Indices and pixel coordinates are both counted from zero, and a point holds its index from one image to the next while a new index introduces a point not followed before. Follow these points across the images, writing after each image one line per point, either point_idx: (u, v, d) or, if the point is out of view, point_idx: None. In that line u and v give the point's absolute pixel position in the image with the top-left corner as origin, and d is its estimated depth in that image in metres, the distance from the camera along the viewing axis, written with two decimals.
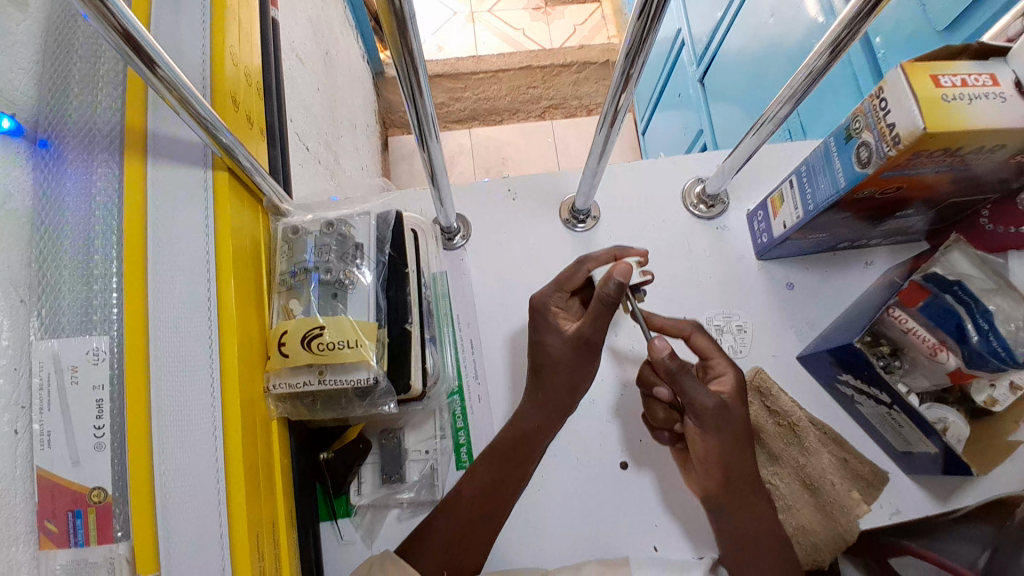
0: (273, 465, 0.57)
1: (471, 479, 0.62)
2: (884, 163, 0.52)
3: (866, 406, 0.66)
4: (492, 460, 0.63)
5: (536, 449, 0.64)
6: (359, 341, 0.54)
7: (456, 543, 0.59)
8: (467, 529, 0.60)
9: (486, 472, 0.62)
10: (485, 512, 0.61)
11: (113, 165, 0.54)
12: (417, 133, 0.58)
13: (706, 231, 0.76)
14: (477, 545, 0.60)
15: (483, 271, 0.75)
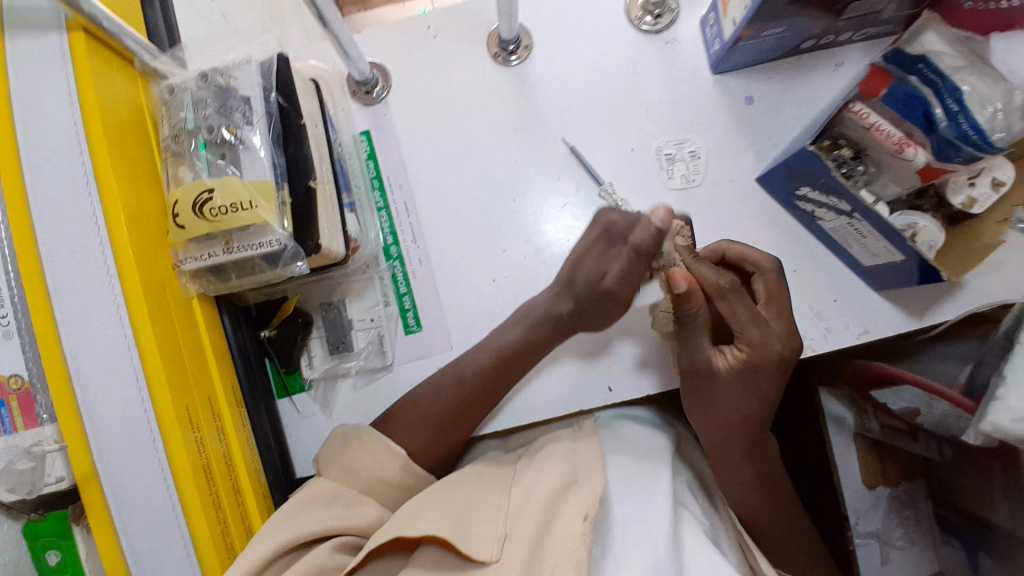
0: (200, 343, 0.56)
1: (454, 381, 0.62)
2: None
3: (828, 220, 0.60)
4: (485, 357, 0.62)
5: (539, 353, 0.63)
6: (253, 202, 0.51)
7: (437, 432, 0.61)
8: (454, 415, 0.62)
9: (477, 375, 0.61)
10: (480, 401, 0.62)
11: None
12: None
13: (654, 48, 0.67)
14: (460, 426, 0.62)
15: (409, 124, 0.68)
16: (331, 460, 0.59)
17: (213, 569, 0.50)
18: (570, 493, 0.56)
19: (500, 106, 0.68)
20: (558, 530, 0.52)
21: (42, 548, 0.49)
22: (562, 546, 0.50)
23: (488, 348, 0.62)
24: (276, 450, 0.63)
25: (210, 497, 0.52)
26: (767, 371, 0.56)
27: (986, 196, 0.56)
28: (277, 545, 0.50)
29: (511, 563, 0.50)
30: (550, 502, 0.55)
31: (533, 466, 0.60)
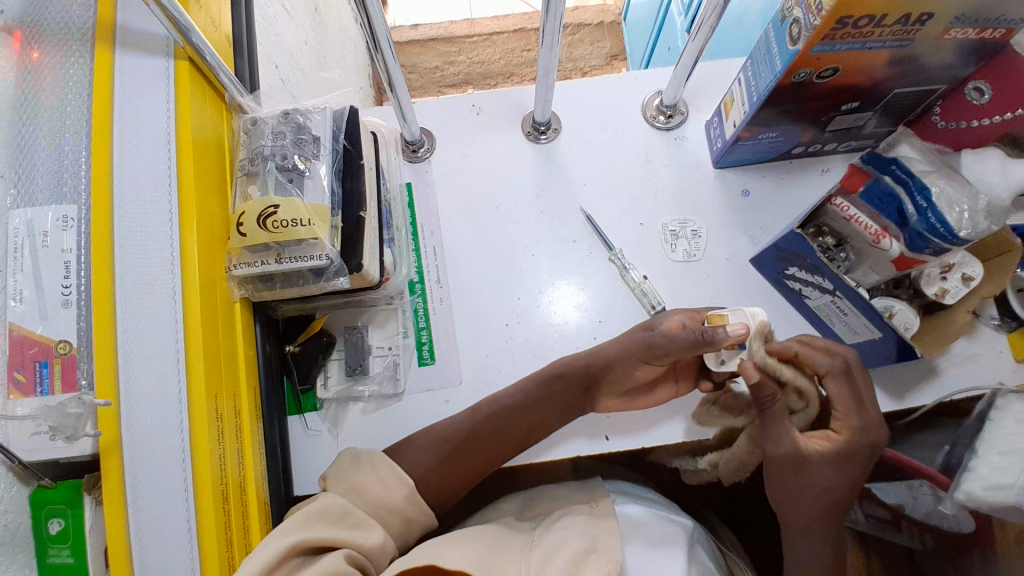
0: (236, 345, 0.61)
1: (472, 416, 0.66)
2: (812, 35, 0.54)
3: (813, 298, 0.67)
4: (507, 399, 0.66)
5: (563, 398, 0.66)
6: (311, 221, 0.58)
7: (451, 455, 0.64)
8: (468, 442, 0.64)
9: (494, 408, 0.66)
10: (496, 433, 0.65)
11: (86, 55, 0.59)
12: (370, 39, 0.61)
13: (665, 141, 0.78)
14: (472, 456, 0.64)
15: (446, 181, 0.77)
16: (337, 476, 0.61)
17: (211, 557, 0.52)
18: (593, 558, 0.61)
19: (528, 176, 0.77)
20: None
21: (47, 514, 0.54)
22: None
23: (514, 384, 0.67)
24: (281, 463, 0.65)
25: (218, 489, 0.54)
26: (858, 459, 0.55)
27: (958, 289, 0.64)
28: (293, 542, 0.52)
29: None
30: (573, 560, 0.60)
31: (552, 533, 0.66)
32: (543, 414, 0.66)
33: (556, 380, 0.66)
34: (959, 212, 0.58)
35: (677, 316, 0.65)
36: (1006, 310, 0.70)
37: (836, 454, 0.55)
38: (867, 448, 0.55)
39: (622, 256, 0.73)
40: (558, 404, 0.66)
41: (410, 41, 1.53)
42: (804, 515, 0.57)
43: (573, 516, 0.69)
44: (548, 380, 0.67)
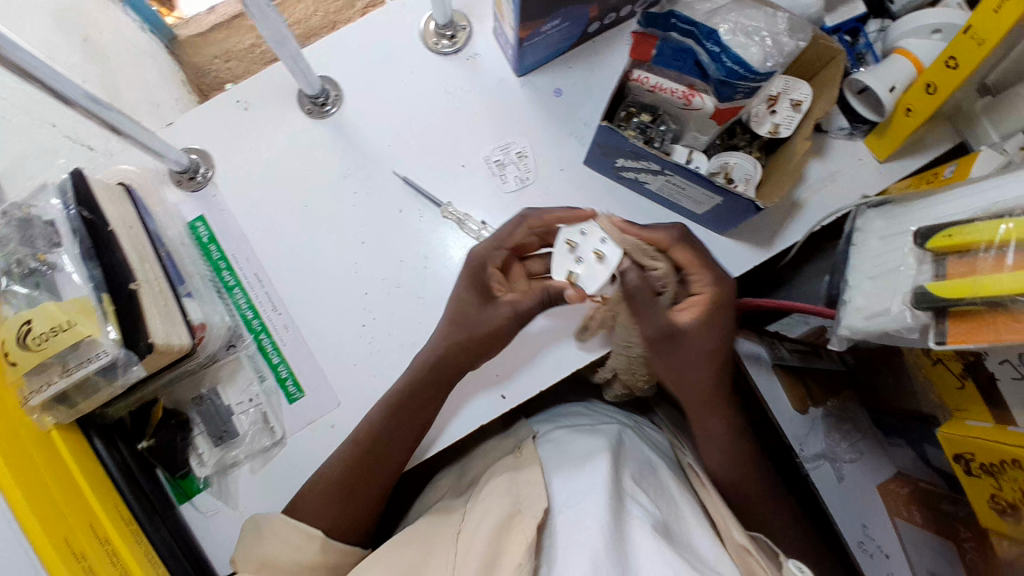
0: (70, 473, 0.55)
1: (348, 453, 0.61)
2: None
3: (651, 182, 0.62)
4: (375, 418, 0.61)
5: (436, 407, 0.61)
6: (72, 323, 0.51)
7: (343, 495, 0.60)
8: (353, 481, 0.61)
9: (368, 437, 0.61)
10: (375, 464, 0.61)
11: None
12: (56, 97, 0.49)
13: (457, 65, 0.69)
14: (362, 495, 0.62)
15: (240, 197, 0.68)
16: (242, 556, 0.58)
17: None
18: (517, 521, 0.56)
19: (328, 160, 0.68)
20: (504, 561, 0.52)
21: None
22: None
23: (378, 411, 0.61)
24: (185, 557, 0.61)
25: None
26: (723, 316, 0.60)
27: (789, 118, 0.61)
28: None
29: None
30: (496, 533, 0.55)
31: (480, 500, 0.61)
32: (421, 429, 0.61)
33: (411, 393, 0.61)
34: (759, 40, 0.55)
35: (482, 246, 0.63)
36: (854, 116, 0.67)
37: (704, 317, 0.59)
38: (723, 306, 0.59)
39: (454, 208, 0.67)
40: (432, 415, 0.62)
41: (211, 27, 1.04)
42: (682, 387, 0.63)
43: (498, 474, 0.64)
44: (413, 388, 0.61)
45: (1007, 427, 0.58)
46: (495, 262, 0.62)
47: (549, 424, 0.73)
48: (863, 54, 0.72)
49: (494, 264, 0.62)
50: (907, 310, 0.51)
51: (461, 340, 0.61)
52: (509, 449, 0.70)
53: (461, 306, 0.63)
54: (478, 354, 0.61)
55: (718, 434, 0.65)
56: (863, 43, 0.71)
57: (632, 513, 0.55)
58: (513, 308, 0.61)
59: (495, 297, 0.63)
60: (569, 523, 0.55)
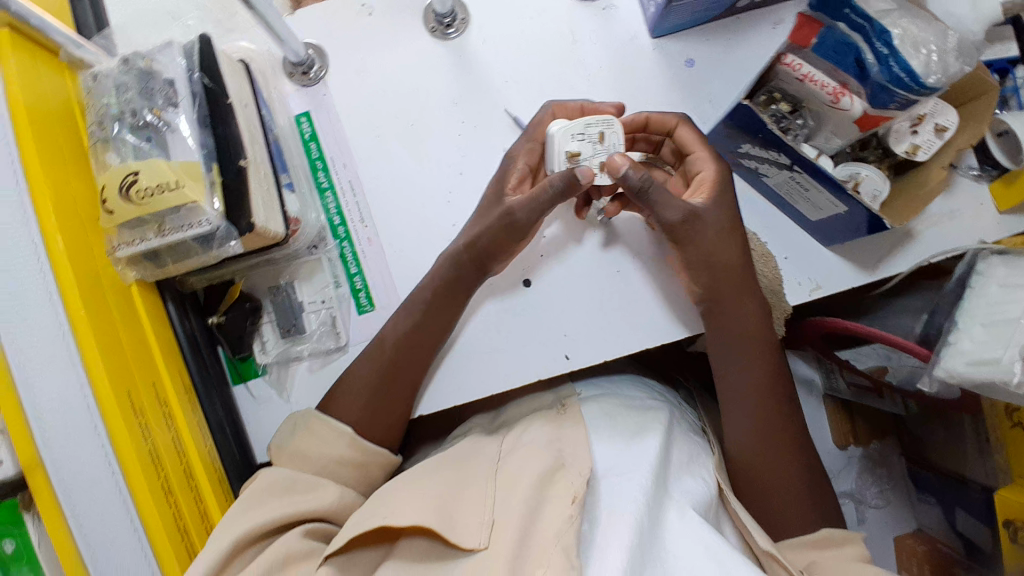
0: (143, 332, 0.56)
1: (379, 357, 0.61)
2: None
3: (772, 175, 0.60)
4: (404, 324, 0.61)
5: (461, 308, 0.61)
6: (180, 183, 0.51)
7: (374, 397, 0.60)
8: (389, 380, 0.60)
9: (398, 338, 0.61)
10: (407, 363, 0.60)
11: None
12: None
13: (592, 14, 0.66)
14: (397, 400, 0.61)
15: (347, 101, 0.67)
16: (291, 450, 0.58)
17: (169, 562, 0.50)
18: (560, 476, 0.56)
19: (441, 81, 0.66)
20: (550, 511, 0.52)
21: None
22: (555, 528, 0.49)
23: (399, 310, 0.62)
24: (233, 434, 0.62)
25: (155, 473, 0.52)
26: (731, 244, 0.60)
27: (930, 142, 0.58)
28: (252, 526, 0.51)
29: (500, 549, 0.49)
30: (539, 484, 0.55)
31: (520, 446, 0.61)
32: (443, 333, 0.61)
33: (437, 297, 0.61)
34: (927, 53, 0.50)
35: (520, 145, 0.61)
36: (986, 157, 0.63)
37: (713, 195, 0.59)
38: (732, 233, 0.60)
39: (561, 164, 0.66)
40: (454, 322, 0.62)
41: None
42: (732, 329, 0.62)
43: (540, 425, 0.64)
44: (439, 286, 0.61)
45: None
46: (525, 159, 0.61)
47: (595, 388, 0.72)
48: (1007, 98, 0.66)
49: (522, 160, 0.61)
50: (1019, 363, 0.49)
51: (482, 236, 0.59)
52: (549, 404, 0.69)
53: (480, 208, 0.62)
54: (502, 242, 0.59)
55: (755, 427, 0.62)
56: (1011, 86, 0.66)
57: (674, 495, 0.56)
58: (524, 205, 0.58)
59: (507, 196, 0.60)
60: (614, 487, 0.55)
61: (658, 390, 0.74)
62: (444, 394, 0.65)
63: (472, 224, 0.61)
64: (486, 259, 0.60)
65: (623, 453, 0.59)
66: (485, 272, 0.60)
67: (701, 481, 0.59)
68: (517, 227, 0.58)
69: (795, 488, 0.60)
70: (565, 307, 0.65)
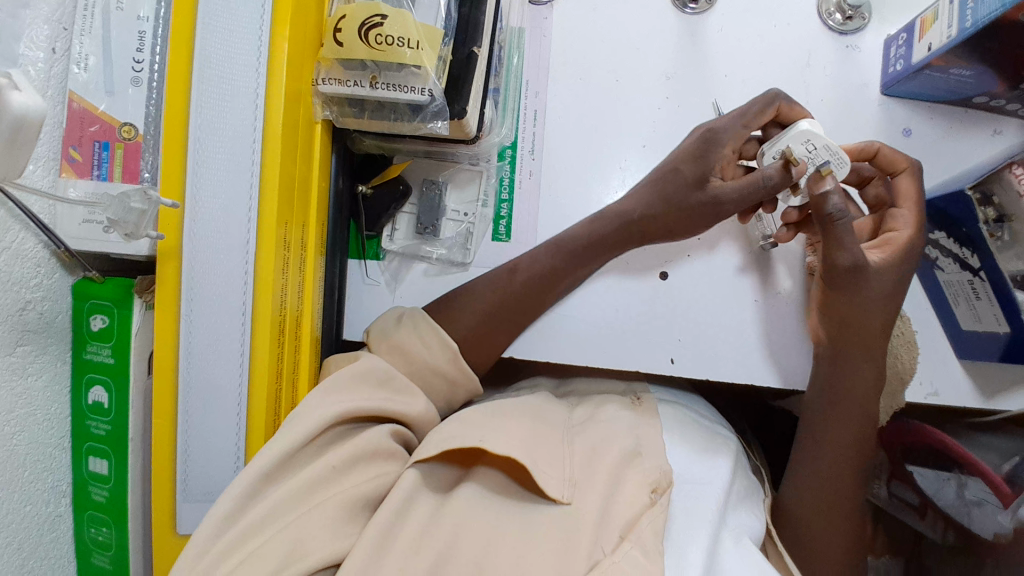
0: (310, 171, 0.55)
1: (504, 285, 0.60)
2: None
3: (947, 271, 0.61)
4: (544, 261, 0.60)
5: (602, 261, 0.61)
6: (419, 44, 0.49)
7: (486, 320, 0.59)
8: (510, 302, 0.60)
9: (532, 272, 0.60)
10: (535, 293, 0.60)
11: None
12: None
13: (834, 48, 0.64)
14: (509, 328, 0.60)
15: (565, 32, 0.65)
16: (392, 342, 0.57)
17: (259, 412, 0.50)
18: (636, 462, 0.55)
19: (664, 51, 0.65)
20: (625, 494, 0.50)
21: (90, 309, 0.52)
22: (638, 512, 0.49)
23: (542, 247, 0.61)
24: (337, 302, 0.62)
25: (277, 326, 0.50)
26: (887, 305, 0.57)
27: None
28: (342, 411, 0.49)
29: (584, 511, 0.48)
30: (619, 465, 0.53)
31: (600, 422, 0.60)
32: (573, 281, 0.61)
33: (587, 246, 0.60)
34: None
35: (735, 126, 0.57)
36: None
37: (902, 250, 0.57)
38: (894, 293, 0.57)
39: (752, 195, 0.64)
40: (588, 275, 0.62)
41: None
42: (850, 389, 0.59)
43: (617, 408, 0.63)
44: (592, 237, 0.60)
45: None
46: (733, 144, 0.57)
47: (669, 395, 0.70)
48: None
49: (731, 145, 0.57)
50: None
51: (660, 210, 0.59)
52: (621, 391, 0.69)
53: (671, 178, 0.59)
54: (689, 226, 0.59)
55: (832, 489, 0.59)
56: None
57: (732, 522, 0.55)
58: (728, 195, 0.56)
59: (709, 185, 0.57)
60: (688, 496, 0.54)
61: (722, 419, 0.71)
62: (542, 348, 0.64)
63: (648, 189, 0.60)
64: (647, 233, 0.60)
65: (699, 471, 0.58)
66: (644, 242, 0.61)
67: (753, 516, 0.58)
68: (720, 210, 0.57)
69: (844, 555, 0.58)
70: (690, 312, 0.64)
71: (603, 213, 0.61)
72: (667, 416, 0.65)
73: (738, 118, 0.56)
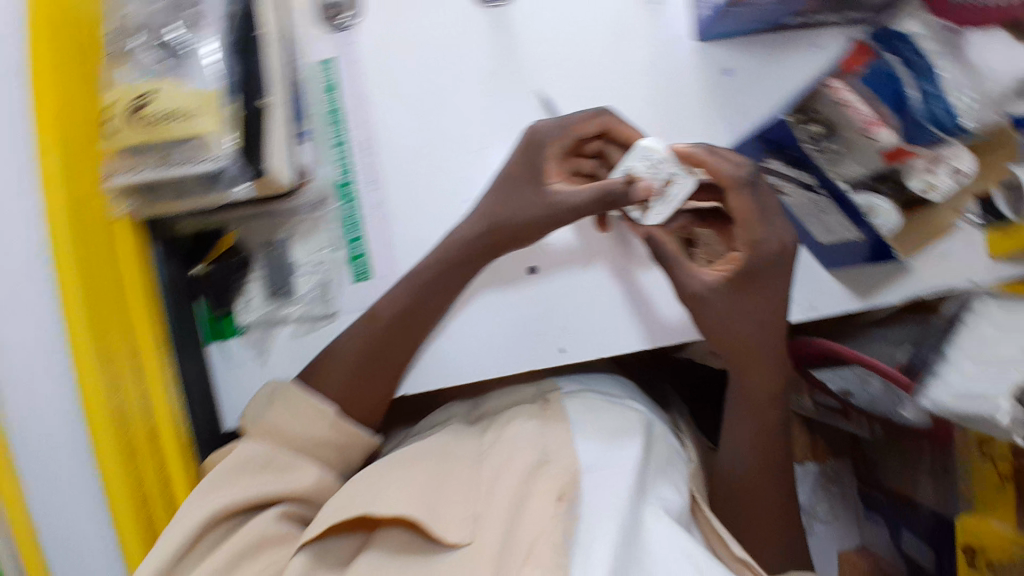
0: (123, 276, 0.54)
1: (372, 328, 0.58)
2: None
3: (793, 196, 0.62)
4: (402, 297, 0.58)
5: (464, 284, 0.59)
6: (190, 113, 0.47)
7: (361, 370, 0.57)
8: (383, 346, 0.57)
9: (393, 312, 0.57)
10: (408, 329, 0.58)
11: None
12: None
13: (640, 5, 0.63)
14: (389, 370, 0.58)
15: (371, 52, 0.62)
16: (267, 425, 0.54)
17: (124, 513, 0.53)
18: (542, 471, 0.56)
19: (474, 48, 0.62)
20: (532, 508, 0.52)
21: None
22: (541, 525, 0.50)
23: (398, 283, 0.59)
24: (201, 396, 0.58)
25: (122, 433, 0.54)
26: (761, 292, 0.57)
27: (946, 185, 0.57)
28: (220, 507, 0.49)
29: (485, 544, 0.49)
30: (523, 480, 0.54)
31: (501, 444, 0.60)
32: (440, 310, 0.59)
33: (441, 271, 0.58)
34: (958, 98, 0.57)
35: (553, 126, 0.58)
36: (988, 205, 0.63)
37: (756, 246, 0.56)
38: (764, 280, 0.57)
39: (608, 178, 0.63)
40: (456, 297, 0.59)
41: None
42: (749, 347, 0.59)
43: (525, 419, 0.63)
44: (446, 255, 0.58)
45: None
46: (558, 142, 0.58)
47: (577, 383, 0.72)
48: None
49: (557, 145, 0.58)
50: None
51: (505, 218, 0.58)
52: (532, 397, 0.69)
53: (507, 182, 0.59)
54: (534, 232, 0.58)
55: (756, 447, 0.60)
56: None
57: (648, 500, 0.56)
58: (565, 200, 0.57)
59: (547, 183, 0.58)
60: (597, 486, 0.55)
61: (633, 392, 0.74)
62: (434, 375, 0.63)
63: (489, 200, 0.59)
64: (497, 239, 0.58)
65: (611, 457, 0.58)
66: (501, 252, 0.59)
67: (675, 488, 0.60)
68: (564, 213, 0.57)
69: (772, 512, 0.60)
70: (570, 299, 0.63)
71: (453, 234, 0.59)
72: (577, 410, 0.64)
73: (557, 121, 0.57)
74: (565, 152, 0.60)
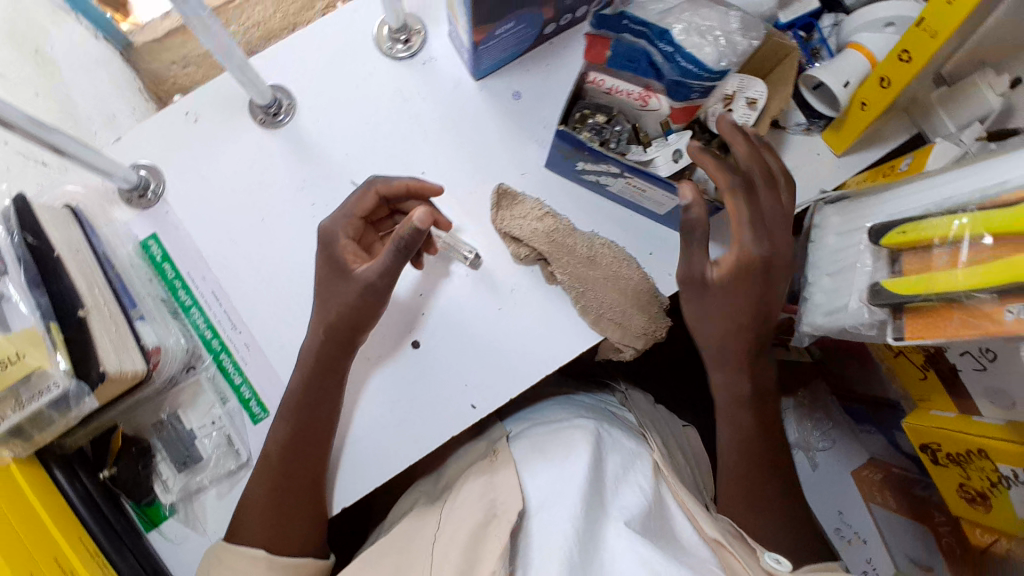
0: (32, 507, 0.54)
1: (266, 470, 0.60)
2: None
3: (613, 184, 0.62)
4: (283, 433, 0.60)
5: (335, 395, 0.60)
6: (20, 353, 0.49)
7: (271, 510, 0.59)
8: (282, 481, 0.59)
9: (278, 451, 0.59)
10: (296, 457, 0.59)
11: None
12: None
13: (412, 71, 0.68)
14: (296, 501, 0.59)
15: (194, 213, 0.66)
16: None
17: None
18: (492, 526, 0.57)
19: (282, 169, 0.66)
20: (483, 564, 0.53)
21: None
22: None
23: (276, 420, 0.61)
24: None
25: None
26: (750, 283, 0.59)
27: (746, 116, 0.60)
28: None
29: None
30: (471, 542, 0.56)
31: (456, 508, 0.61)
32: (329, 429, 0.60)
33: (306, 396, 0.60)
34: (713, 39, 0.54)
35: (340, 217, 0.61)
36: (810, 110, 0.66)
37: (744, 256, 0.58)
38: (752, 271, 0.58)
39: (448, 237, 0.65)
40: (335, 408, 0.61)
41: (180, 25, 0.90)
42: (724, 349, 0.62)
43: (472, 479, 0.64)
44: (309, 374, 0.60)
45: (972, 418, 0.55)
46: (345, 233, 0.61)
47: (523, 421, 0.72)
48: (818, 50, 0.70)
49: (344, 235, 0.61)
50: (864, 307, 0.49)
51: (333, 320, 0.59)
52: (484, 452, 0.70)
53: (324, 287, 0.61)
54: (354, 326, 0.59)
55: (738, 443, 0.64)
56: (818, 39, 0.70)
57: (608, 513, 0.57)
58: (369, 283, 0.58)
59: (352, 270, 0.60)
60: (545, 525, 0.56)
61: (574, 405, 0.73)
62: (365, 475, 0.64)
63: (318, 309, 0.61)
64: (344, 340, 0.60)
65: (550, 488, 0.59)
66: (353, 350, 0.60)
67: (637, 492, 0.60)
68: (376, 287, 0.59)
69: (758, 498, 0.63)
70: (461, 355, 0.65)
71: (303, 353, 0.61)
72: (522, 453, 0.65)
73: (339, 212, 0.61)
74: (361, 238, 0.63)
